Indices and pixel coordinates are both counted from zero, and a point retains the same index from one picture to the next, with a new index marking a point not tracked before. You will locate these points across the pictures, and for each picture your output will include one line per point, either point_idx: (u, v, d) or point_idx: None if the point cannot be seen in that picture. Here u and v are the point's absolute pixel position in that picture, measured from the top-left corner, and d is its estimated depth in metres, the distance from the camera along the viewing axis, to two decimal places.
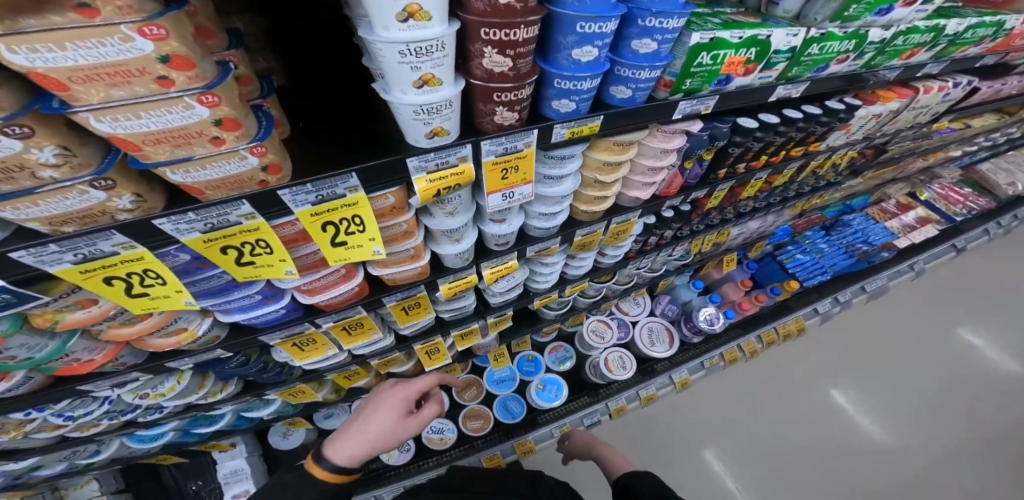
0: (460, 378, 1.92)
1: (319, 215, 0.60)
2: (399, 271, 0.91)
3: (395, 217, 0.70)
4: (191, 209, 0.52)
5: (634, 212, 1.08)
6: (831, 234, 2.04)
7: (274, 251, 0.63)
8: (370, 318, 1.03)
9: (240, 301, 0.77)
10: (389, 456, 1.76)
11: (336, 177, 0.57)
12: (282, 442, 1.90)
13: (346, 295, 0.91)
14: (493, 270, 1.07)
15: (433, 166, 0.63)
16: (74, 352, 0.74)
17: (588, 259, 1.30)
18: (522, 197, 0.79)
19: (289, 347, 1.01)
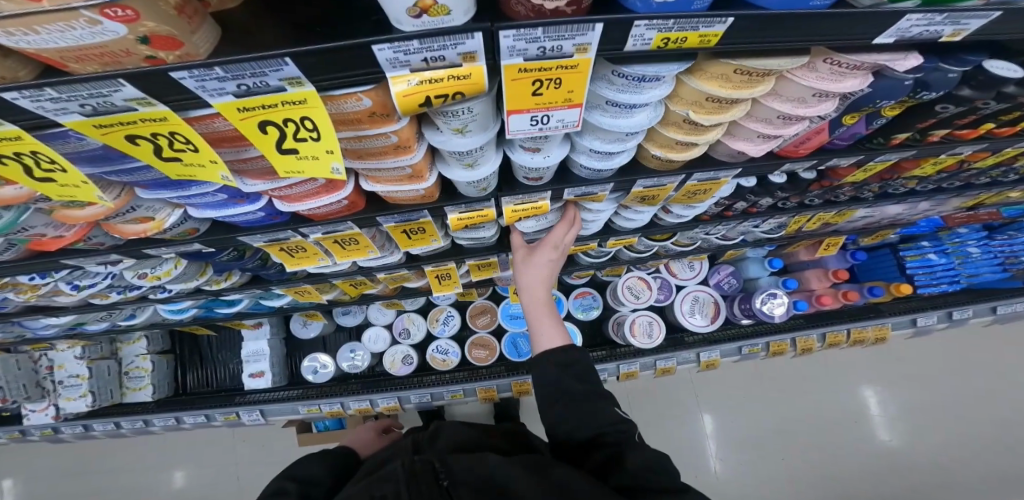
0: (475, 302, 1.82)
1: (249, 112, 0.39)
2: (398, 191, 0.68)
3: (370, 128, 0.47)
4: (45, 85, 0.32)
5: (731, 171, 0.71)
6: (995, 239, 1.61)
7: (198, 153, 0.43)
8: (365, 235, 0.81)
9: (201, 198, 0.59)
10: (392, 366, 1.77)
11: (260, 63, 0.35)
12: (302, 331, 1.81)
13: (333, 207, 0.69)
14: (517, 207, 0.78)
15: (428, 59, 0.38)
16: (34, 228, 0.58)
17: (645, 214, 0.96)
18: (566, 127, 0.49)
19: (276, 252, 0.82)
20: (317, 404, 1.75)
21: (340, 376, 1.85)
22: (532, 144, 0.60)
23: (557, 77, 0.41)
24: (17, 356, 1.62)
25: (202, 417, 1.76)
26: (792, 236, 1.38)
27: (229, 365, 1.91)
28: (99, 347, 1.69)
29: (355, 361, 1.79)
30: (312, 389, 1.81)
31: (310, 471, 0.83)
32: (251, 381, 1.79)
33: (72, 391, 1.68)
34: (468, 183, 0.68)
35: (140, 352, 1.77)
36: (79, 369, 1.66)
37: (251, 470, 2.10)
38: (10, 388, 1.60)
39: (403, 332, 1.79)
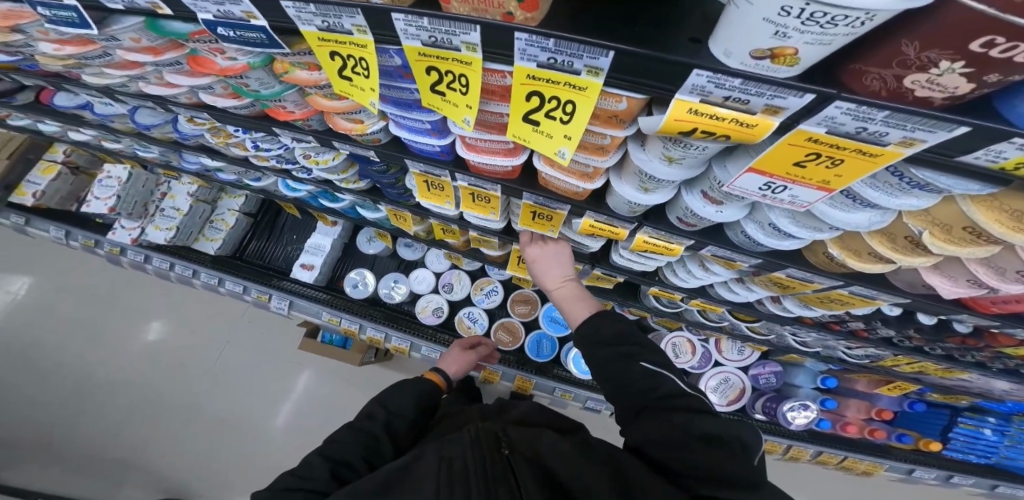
0: (520, 290, 1.83)
1: (535, 81, 0.40)
2: (560, 179, 0.66)
3: (600, 128, 0.46)
4: (426, 14, 0.37)
5: (893, 298, 0.71)
6: None
7: (463, 96, 0.46)
8: (499, 200, 0.81)
9: (411, 122, 0.61)
10: (422, 312, 1.79)
11: (585, 48, 0.35)
12: (365, 245, 1.88)
13: (497, 169, 0.68)
14: (650, 239, 0.77)
15: (726, 98, 0.34)
16: (285, 101, 0.69)
17: (752, 294, 0.98)
18: (789, 203, 0.47)
19: (419, 183, 0.85)
20: (338, 316, 1.78)
21: (370, 298, 1.87)
22: (716, 195, 0.56)
23: (845, 159, 0.37)
24: (148, 176, 1.85)
25: (240, 288, 1.82)
26: (868, 363, 1.32)
27: (286, 249, 1.95)
28: (209, 192, 1.87)
29: (393, 292, 1.83)
30: (340, 301, 1.85)
31: (399, 402, 0.97)
32: (298, 271, 1.83)
33: (165, 223, 1.78)
34: (627, 201, 0.66)
35: (233, 208, 1.89)
36: (182, 204, 1.80)
37: (255, 353, 2.20)
38: (128, 198, 1.78)
39: (446, 286, 1.81)
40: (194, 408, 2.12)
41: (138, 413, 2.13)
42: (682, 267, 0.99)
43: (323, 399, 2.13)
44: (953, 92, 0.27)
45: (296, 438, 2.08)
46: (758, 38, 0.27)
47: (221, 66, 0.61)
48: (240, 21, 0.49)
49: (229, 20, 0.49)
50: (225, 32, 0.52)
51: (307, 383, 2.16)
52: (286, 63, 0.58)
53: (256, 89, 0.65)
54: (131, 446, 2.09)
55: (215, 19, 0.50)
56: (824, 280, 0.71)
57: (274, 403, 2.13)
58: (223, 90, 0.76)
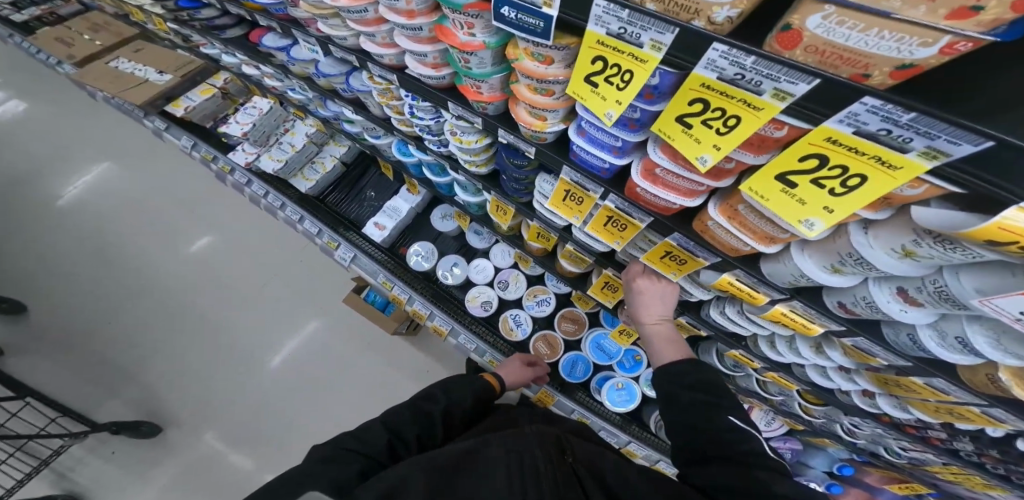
0: (572, 308, 1.83)
1: (708, 90, 0.41)
2: (656, 195, 0.66)
3: (743, 153, 0.45)
4: (627, 6, 0.39)
5: (991, 411, 0.67)
6: None
7: (619, 91, 0.48)
8: (593, 205, 0.84)
9: (603, 134, 0.65)
10: (472, 300, 1.85)
11: (784, 70, 0.33)
12: (439, 222, 1.96)
13: (596, 159, 0.72)
14: (791, 313, 0.72)
15: (895, 139, 0.32)
16: (484, 83, 0.78)
17: (842, 382, 0.96)
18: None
19: (559, 192, 0.90)
20: (393, 282, 1.89)
21: (426, 275, 1.96)
22: (919, 298, 0.52)
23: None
24: (280, 112, 2.10)
25: (315, 229, 1.99)
26: (912, 467, 1.23)
27: (364, 206, 2.11)
28: (322, 137, 2.10)
29: (449, 274, 1.90)
30: (396, 266, 1.96)
31: (461, 394, 1.12)
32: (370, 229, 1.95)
33: (278, 155, 1.99)
34: (721, 231, 0.64)
35: (335, 156, 2.08)
36: (296, 142, 2.02)
37: (307, 295, 2.42)
38: (260, 127, 2.05)
39: (501, 283, 1.86)
40: (245, 327, 2.34)
41: (199, 317, 2.37)
42: (783, 342, 0.96)
43: (352, 353, 2.30)
44: None
45: (323, 379, 2.24)
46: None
47: (461, 40, 0.68)
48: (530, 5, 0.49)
49: (518, 2, 0.50)
50: (506, 13, 0.52)
51: (345, 335, 2.33)
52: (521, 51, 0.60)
53: (471, 66, 0.74)
54: (179, 344, 2.31)
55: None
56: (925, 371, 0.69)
57: (314, 342, 2.32)
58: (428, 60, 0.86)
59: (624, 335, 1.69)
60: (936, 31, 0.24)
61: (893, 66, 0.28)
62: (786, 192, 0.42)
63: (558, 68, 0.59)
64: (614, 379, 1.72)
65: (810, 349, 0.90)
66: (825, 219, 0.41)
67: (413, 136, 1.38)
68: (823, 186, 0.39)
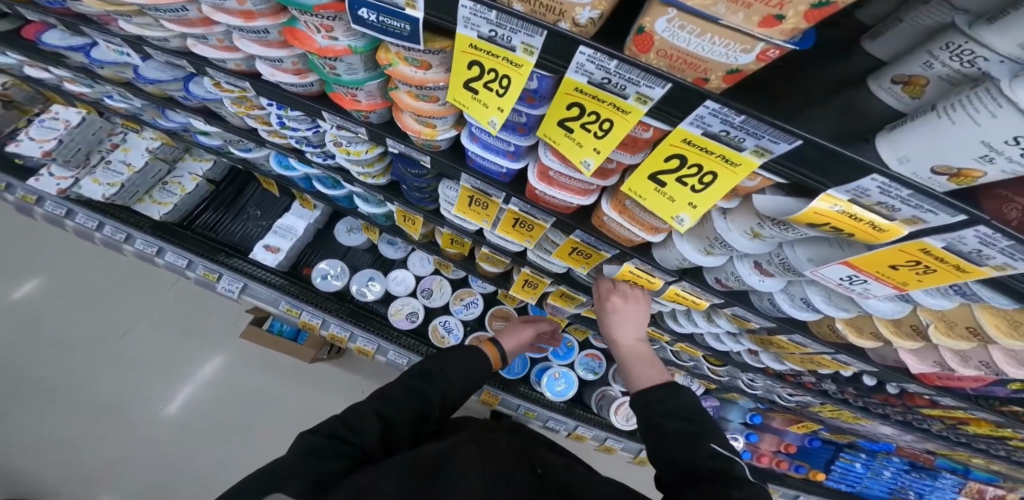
0: (501, 305, 1.81)
1: (582, 94, 0.42)
2: (555, 196, 0.67)
3: (621, 153, 0.48)
4: (494, 7, 0.37)
5: (834, 353, 0.82)
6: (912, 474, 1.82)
7: (499, 98, 0.47)
8: (497, 209, 0.84)
9: (495, 140, 0.64)
10: (395, 315, 1.75)
11: (643, 74, 0.35)
12: (344, 236, 1.84)
13: (492, 165, 0.72)
14: (682, 291, 0.80)
15: (742, 145, 0.36)
16: (359, 90, 0.73)
17: (735, 345, 1.10)
18: (858, 293, 0.51)
19: (463, 199, 0.87)
20: (300, 308, 1.71)
21: (338, 294, 1.81)
22: (771, 269, 0.60)
23: (854, 229, 0.39)
24: (102, 124, 1.74)
25: (183, 261, 1.71)
26: (797, 406, 1.45)
27: (251, 228, 1.88)
28: (173, 151, 1.79)
29: (367, 291, 1.78)
30: (302, 290, 1.78)
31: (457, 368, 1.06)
32: (260, 252, 1.74)
33: (106, 177, 1.67)
34: (614, 225, 0.68)
35: (196, 172, 1.81)
36: (137, 159, 1.70)
37: (182, 332, 2.07)
38: (71, 144, 1.66)
39: (426, 291, 1.79)
40: (111, 389, 1.95)
41: (38, 392, 1.92)
42: (683, 315, 1.07)
43: (254, 392, 2.01)
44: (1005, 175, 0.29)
45: (225, 428, 1.97)
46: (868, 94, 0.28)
47: (319, 44, 0.61)
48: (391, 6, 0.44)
49: (377, 2, 0.45)
50: (365, 14, 0.47)
51: (244, 377, 2.05)
52: (392, 56, 0.56)
53: (339, 73, 0.68)
54: (24, 426, 1.88)
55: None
56: (791, 331, 0.79)
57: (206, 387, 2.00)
58: (290, 64, 0.78)
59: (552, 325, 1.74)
60: (752, 38, 0.27)
61: (725, 70, 0.32)
62: (659, 191, 0.45)
63: (436, 74, 0.57)
64: (551, 369, 1.83)
65: (703, 317, 1.00)
66: (691, 214, 0.45)
67: (292, 149, 1.24)
68: (687, 183, 0.43)
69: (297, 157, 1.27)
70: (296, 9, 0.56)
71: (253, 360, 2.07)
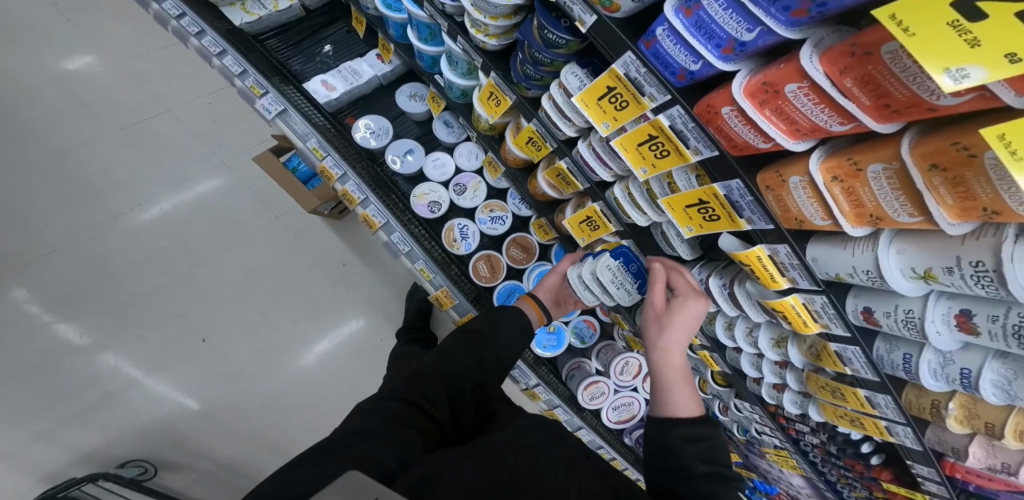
0: (524, 234, 1.65)
1: None
2: (754, 124, 0.51)
3: (1002, 86, 0.30)
4: None
5: (894, 416, 0.81)
6: None
7: None
8: (637, 114, 0.68)
9: (727, 17, 0.48)
10: (418, 197, 1.59)
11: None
12: (405, 102, 1.60)
13: (681, 57, 0.56)
14: (800, 307, 0.70)
15: None
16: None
17: (773, 376, 1.07)
18: None
19: (598, 87, 0.71)
20: (326, 152, 1.48)
21: (369, 154, 1.63)
22: (980, 327, 0.49)
23: None
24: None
25: (238, 70, 1.42)
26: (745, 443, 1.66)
27: (313, 62, 1.64)
28: None
29: (399, 161, 1.58)
30: (337, 139, 1.57)
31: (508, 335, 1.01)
32: (316, 86, 1.54)
33: None
34: (805, 199, 0.52)
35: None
36: None
37: (203, 138, 2.02)
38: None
39: (459, 187, 1.60)
40: (128, 171, 1.94)
41: (53, 149, 1.91)
42: (743, 328, 0.98)
43: (256, 226, 1.98)
44: None
45: (210, 250, 1.94)
46: None
47: None
48: None
49: None
50: None
51: (249, 208, 1.98)
52: None
53: None
54: (31, 173, 1.87)
55: None
56: (878, 386, 0.76)
57: (218, 204, 1.97)
58: None
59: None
60: None
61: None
62: None
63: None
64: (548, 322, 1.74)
65: (770, 341, 0.93)
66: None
67: None
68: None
69: None
70: None
71: (264, 194, 2.01)
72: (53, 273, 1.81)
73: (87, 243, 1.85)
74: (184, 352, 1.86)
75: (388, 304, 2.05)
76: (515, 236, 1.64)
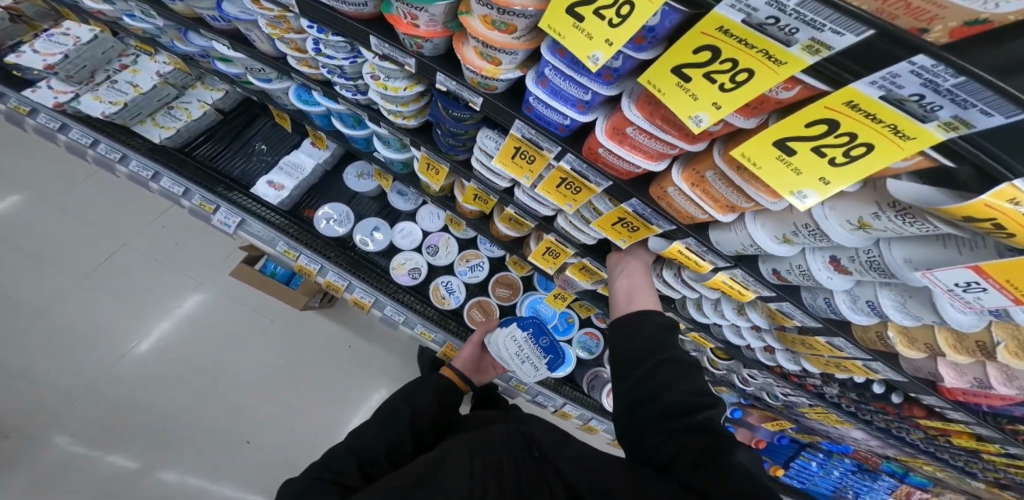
0: (507, 272, 1.77)
1: (723, 37, 0.31)
2: (620, 157, 0.61)
3: (734, 116, 0.39)
4: None
5: (862, 356, 0.87)
6: (866, 478, 1.99)
7: (609, 29, 0.39)
8: (546, 165, 0.79)
9: (568, 86, 0.57)
10: (398, 268, 1.69)
11: (832, 17, 0.24)
12: (354, 182, 1.73)
13: (557, 117, 0.66)
14: (728, 280, 0.79)
15: (966, 119, 0.25)
16: (423, 11, 0.62)
17: (756, 340, 1.14)
18: (965, 301, 0.47)
19: (507, 147, 0.82)
20: (298, 251, 1.63)
21: (339, 240, 1.72)
22: (850, 267, 0.57)
23: (1018, 230, 0.31)
24: (115, 43, 1.66)
25: (179, 189, 1.59)
26: (784, 407, 1.61)
27: (251, 160, 1.77)
28: (183, 78, 1.68)
29: (369, 240, 1.69)
30: (302, 232, 1.68)
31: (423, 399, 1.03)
32: (263, 188, 1.63)
33: (111, 97, 1.56)
34: (682, 200, 0.63)
35: (205, 100, 1.69)
36: (144, 82, 1.59)
37: (177, 267, 2.08)
38: (77, 61, 1.56)
39: (431, 249, 1.72)
40: (118, 315, 1.98)
41: (27, 312, 1.92)
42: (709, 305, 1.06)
43: (254, 332, 2.06)
44: None
45: (214, 368, 1.99)
46: None
47: None
48: None
49: None
50: None
51: (246, 312, 2.08)
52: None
53: None
54: (19, 341, 1.88)
55: None
56: (826, 330, 0.83)
57: (213, 322, 2.05)
58: None
59: (558, 299, 1.67)
60: (973, 14, 0.20)
61: (963, 20, 0.21)
62: (782, 159, 0.37)
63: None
64: None
65: (734, 310, 1.00)
66: (819, 190, 0.38)
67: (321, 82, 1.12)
68: (822, 155, 0.35)
69: (323, 88, 1.13)
70: None
71: (256, 301, 2.10)
72: (67, 426, 1.81)
73: (85, 399, 1.86)
74: (216, 463, 1.88)
75: (399, 369, 2.14)
76: (497, 276, 1.75)
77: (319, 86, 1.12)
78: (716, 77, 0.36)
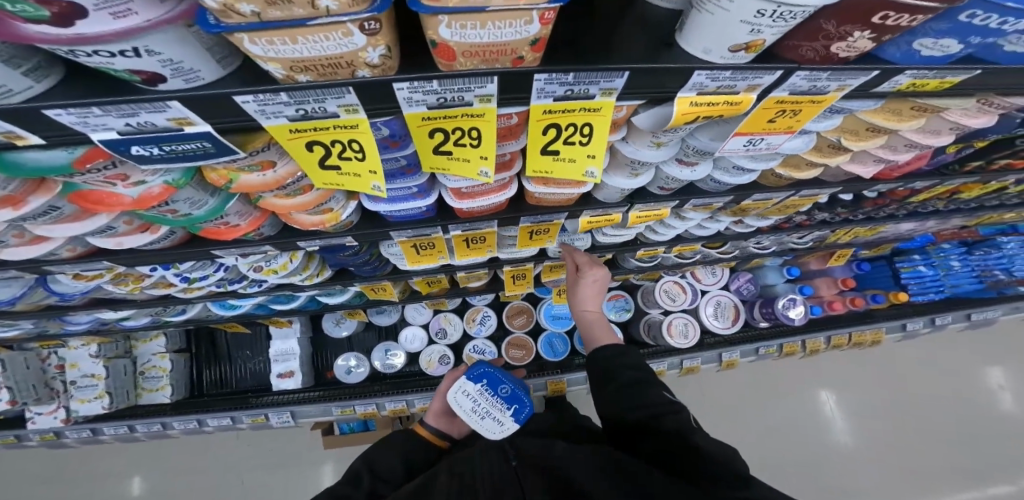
0: (512, 302, 1.85)
1: (551, 114, 0.50)
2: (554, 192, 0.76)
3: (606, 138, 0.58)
4: (436, 77, 0.41)
5: (829, 190, 0.93)
6: (973, 253, 1.81)
7: (479, 148, 0.55)
8: (493, 235, 0.96)
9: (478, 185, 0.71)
10: (429, 365, 1.77)
11: (603, 74, 0.45)
12: (334, 331, 1.75)
13: (488, 205, 0.78)
14: (640, 213, 0.93)
15: (712, 86, 0.47)
16: (227, 215, 0.69)
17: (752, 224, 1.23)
18: (766, 150, 0.61)
19: (458, 241, 0.96)
20: (351, 405, 1.72)
21: (372, 376, 1.82)
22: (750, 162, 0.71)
23: (803, 107, 0.51)
24: (25, 353, 1.51)
25: (228, 419, 1.70)
26: (815, 243, 1.55)
27: (255, 358, 1.85)
28: (114, 345, 1.58)
29: (391, 360, 1.78)
30: (337, 390, 1.77)
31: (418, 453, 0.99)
32: (279, 382, 1.72)
33: (84, 393, 1.57)
34: (618, 189, 0.79)
35: (159, 351, 1.67)
36: (94, 368, 1.54)
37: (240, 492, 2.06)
38: (25, 385, 1.49)
39: (438, 332, 1.78)
40: None
41: None
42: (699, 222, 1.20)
43: None
44: (862, 49, 0.40)
45: None
46: (738, 36, 0.39)
47: (128, 196, 0.54)
48: (170, 132, 0.43)
49: (148, 136, 0.43)
50: (141, 151, 0.45)
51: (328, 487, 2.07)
52: (224, 171, 0.54)
53: (186, 213, 0.62)
54: None
55: (123, 137, 0.43)
56: (779, 194, 0.92)
57: None
58: (128, 225, 0.71)
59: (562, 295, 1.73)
60: None
61: None
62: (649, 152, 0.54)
63: (284, 165, 0.56)
64: None
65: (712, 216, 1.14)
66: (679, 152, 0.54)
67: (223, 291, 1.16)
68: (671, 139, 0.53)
69: (235, 295, 1.20)
70: (69, 175, 0.50)
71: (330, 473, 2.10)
72: None
73: None
74: None
75: None
76: (507, 309, 1.84)
77: (227, 296, 1.17)
78: (570, 138, 0.55)
